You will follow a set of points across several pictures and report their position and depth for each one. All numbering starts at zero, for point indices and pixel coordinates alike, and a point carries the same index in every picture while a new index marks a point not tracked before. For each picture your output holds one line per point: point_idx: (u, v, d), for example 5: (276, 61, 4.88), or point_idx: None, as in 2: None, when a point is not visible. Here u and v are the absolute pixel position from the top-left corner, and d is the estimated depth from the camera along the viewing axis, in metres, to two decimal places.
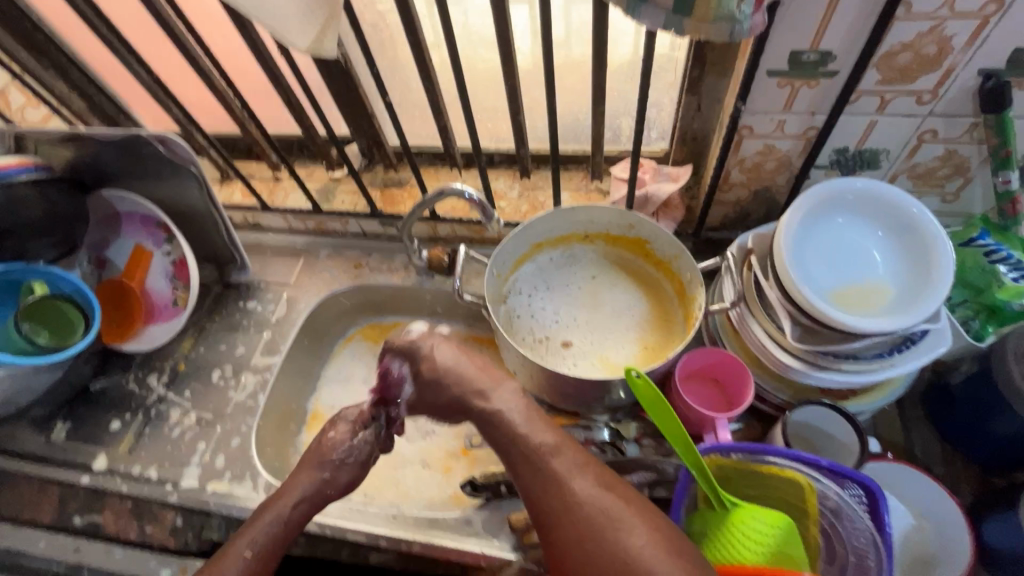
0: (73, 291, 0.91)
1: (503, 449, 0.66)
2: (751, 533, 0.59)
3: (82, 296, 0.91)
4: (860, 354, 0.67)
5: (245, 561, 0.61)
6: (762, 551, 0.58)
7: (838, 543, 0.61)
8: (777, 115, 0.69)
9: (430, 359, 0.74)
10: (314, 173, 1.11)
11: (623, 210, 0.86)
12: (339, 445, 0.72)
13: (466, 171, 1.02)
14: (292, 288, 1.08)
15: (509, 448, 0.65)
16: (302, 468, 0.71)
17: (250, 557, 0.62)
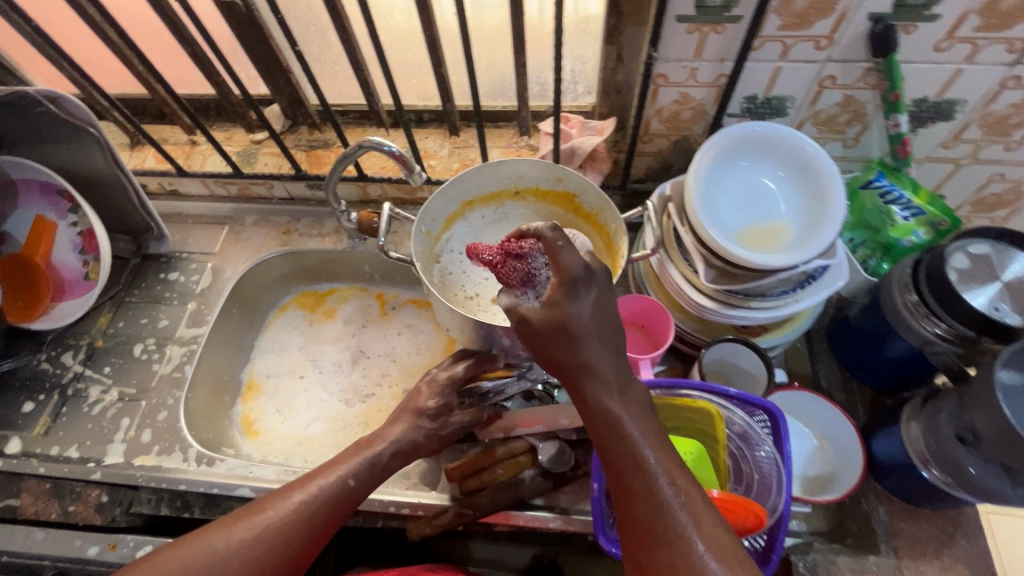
0: None
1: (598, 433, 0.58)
2: None
3: None
4: (768, 292, 0.71)
5: (293, 500, 0.63)
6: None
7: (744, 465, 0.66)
8: (689, 63, 0.70)
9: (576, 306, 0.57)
10: (234, 135, 1.06)
11: (550, 164, 0.87)
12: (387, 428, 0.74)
13: (393, 130, 1.00)
14: (217, 257, 1.03)
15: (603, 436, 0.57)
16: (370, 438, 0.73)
17: (298, 500, 0.64)
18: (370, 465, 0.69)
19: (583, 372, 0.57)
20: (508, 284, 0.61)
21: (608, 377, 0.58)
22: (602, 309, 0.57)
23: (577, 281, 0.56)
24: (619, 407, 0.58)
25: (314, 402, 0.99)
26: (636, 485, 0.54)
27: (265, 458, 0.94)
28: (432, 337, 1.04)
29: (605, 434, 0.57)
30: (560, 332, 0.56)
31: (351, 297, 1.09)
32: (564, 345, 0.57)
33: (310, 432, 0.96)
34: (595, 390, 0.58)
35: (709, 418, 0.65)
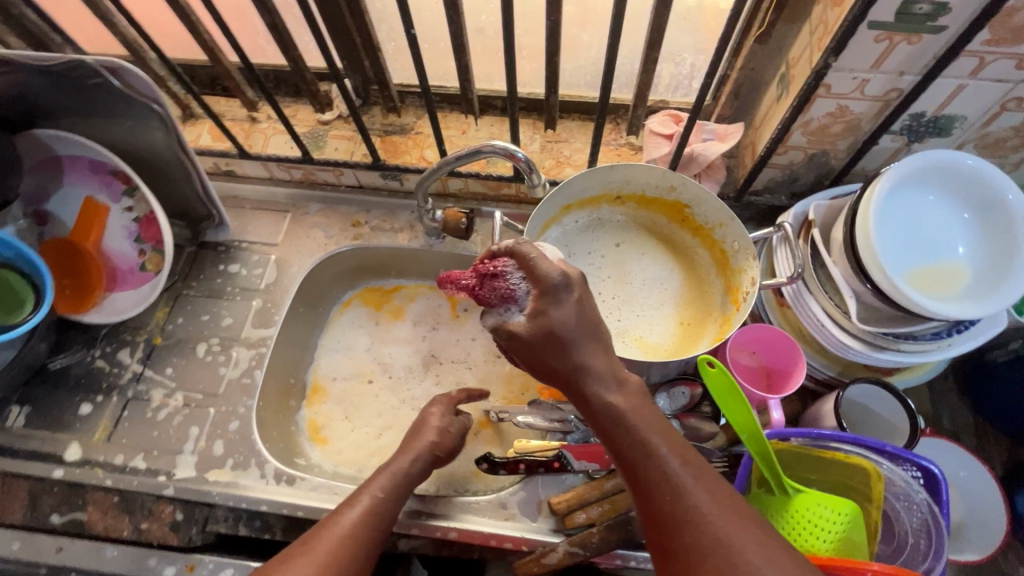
0: (15, 256, 0.76)
1: (602, 434, 0.52)
2: (817, 518, 0.59)
3: (26, 262, 0.77)
4: (918, 335, 0.65)
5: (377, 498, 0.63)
6: (828, 537, 0.58)
7: (896, 525, 0.62)
8: (862, 74, 0.62)
9: (546, 315, 0.52)
10: (299, 113, 0.96)
11: (666, 170, 0.79)
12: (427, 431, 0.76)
13: (481, 119, 0.92)
14: (280, 248, 0.95)
15: (607, 434, 0.52)
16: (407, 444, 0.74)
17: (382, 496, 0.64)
18: (399, 479, 0.68)
19: (579, 371, 0.52)
20: (488, 304, 0.57)
21: (603, 373, 0.53)
22: (589, 308, 0.53)
23: (558, 290, 0.53)
24: (623, 402, 0.52)
25: (385, 409, 0.93)
26: (654, 484, 0.48)
27: (337, 468, 0.88)
28: None
29: (612, 434, 0.51)
30: (549, 339, 0.52)
31: (419, 296, 1.02)
32: (554, 351, 0.52)
33: (382, 442, 0.90)
34: (594, 388, 0.52)
35: (863, 475, 0.61)
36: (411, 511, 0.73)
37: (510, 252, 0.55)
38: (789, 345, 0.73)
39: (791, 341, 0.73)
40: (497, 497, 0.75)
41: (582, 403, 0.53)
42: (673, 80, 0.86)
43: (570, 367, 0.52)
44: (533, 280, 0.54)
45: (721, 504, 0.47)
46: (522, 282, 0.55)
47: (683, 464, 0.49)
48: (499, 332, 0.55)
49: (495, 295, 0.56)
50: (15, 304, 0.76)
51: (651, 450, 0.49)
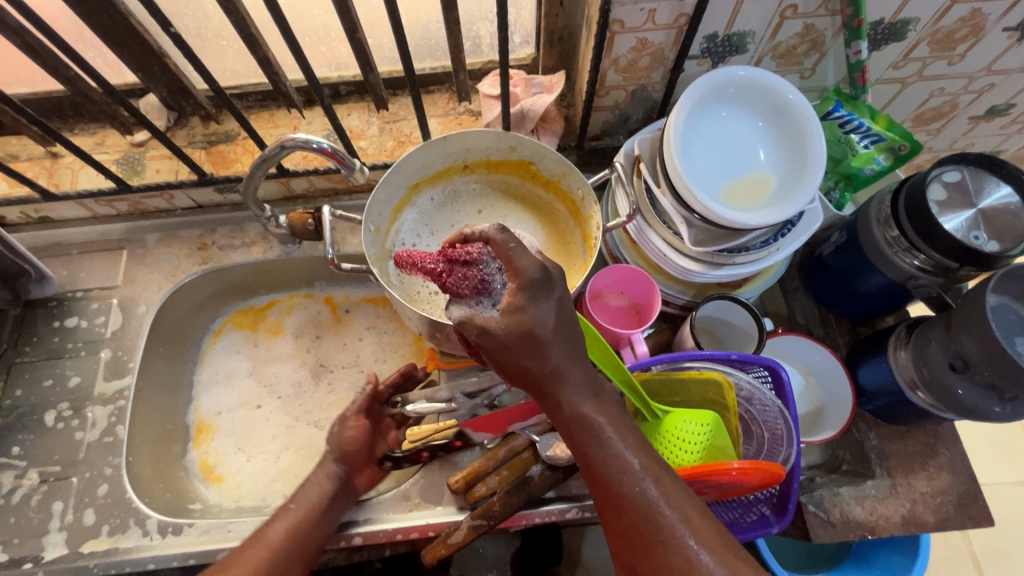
0: None
1: (573, 443, 0.54)
2: (683, 435, 0.62)
3: None
4: (749, 246, 0.68)
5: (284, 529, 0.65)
6: (695, 449, 0.61)
7: (753, 423, 0.68)
8: (646, 5, 0.63)
9: (524, 311, 0.50)
10: (107, 139, 0.87)
11: (500, 131, 0.78)
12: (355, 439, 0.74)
13: (309, 112, 0.87)
14: (123, 289, 0.87)
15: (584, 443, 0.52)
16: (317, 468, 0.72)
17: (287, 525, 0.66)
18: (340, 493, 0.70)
19: (554, 377, 0.52)
20: (458, 294, 0.54)
21: (578, 383, 0.53)
22: (567, 315, 0.53)
23: (537, 286, 0.51)
24: (599, 412, 0.53)
25: (280, 431, 0.89)
26: (621, 488, 0.51)
27: (239, 503, 0.84)
28: (398, 336, 0.96)
29: (579, 437, 0.53)
30: (525, 339, 0.51)
31: (295, 307, 0.98)
32: (531, 353, 0.51)
33: (283, 464, 0.87)
34: (567, 393, 0.53)
35: (716, 387, 0.64)
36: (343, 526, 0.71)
37: (484, 241, 0.54)
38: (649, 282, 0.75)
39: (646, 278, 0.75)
40: (399, 489, 0.74)
41: (554, 412, 0.54)
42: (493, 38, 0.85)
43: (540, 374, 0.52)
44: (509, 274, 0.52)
45: (684, 513, 0.50)
46: (496, 274, 0.54)
47: (650, 473, 0.51)
48: (468, 326, 0.52)
49: (467, 284, 0.54)
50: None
51: (623, 462, 0.51)
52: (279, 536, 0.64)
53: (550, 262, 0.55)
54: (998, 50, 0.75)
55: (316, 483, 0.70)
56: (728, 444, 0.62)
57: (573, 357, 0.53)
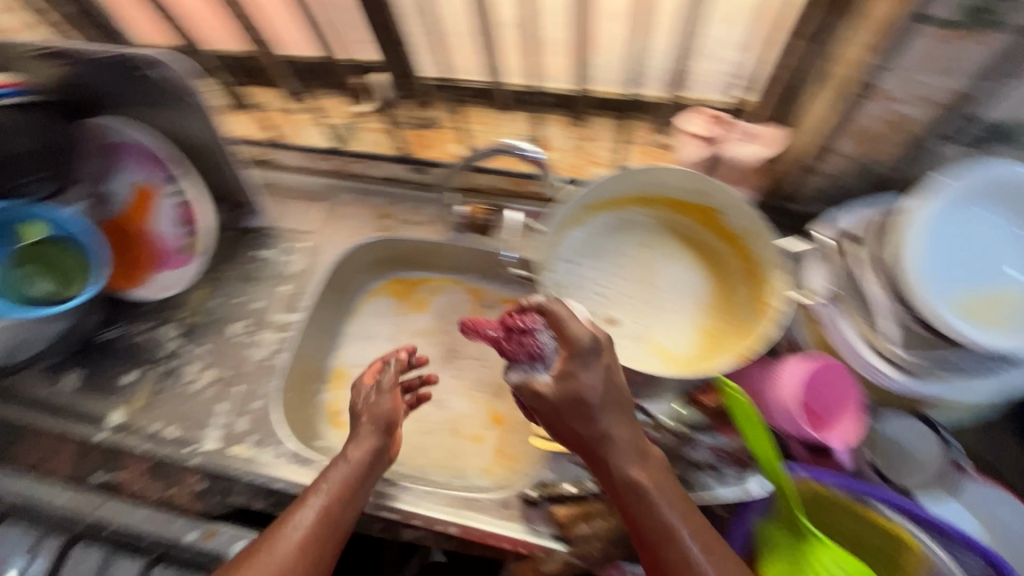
0: (68, 238, 0.83)
1: (623, 505, 0.60)
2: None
3: (78, 245, 0.83)
4: (967, 366, 0.59)
5: (314, 501, 0.64)
6: None
7: None
8: (916, 74, 0.59)
9: (573, 377, 0.60)
10: (337, 105, 0.99)
11: (697, 173, 0.76)
12: (381, 407, 0.74)
13: (511, 115, 0.91)
14: (313, 236, 0.98)
15: (636, 506, 0.58)
16: (364, 435, 0.71)
17: (322, 495, 0.65)
18: (370, 470, 0.69)
19: (603, 442, 0.60)
20: (516, 360, 0.65)
21: (626, 448, 0.60)
22: (616, 382, 0.62)
23: (587, 354, 0.60)
24: (643, 475, 0.59)
25: None
26: (667, 552, 0.56)
27: None
28: None
29: (628, 498, 0.59)
30: (575, 403, 0.60)
31: (442, 290, 1.03)
32: (579, 418, 0.60)
33: None
34: (617, 459, 0.60)
35: (896, 546, 0.56)
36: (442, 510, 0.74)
37: (539, 313, 0.64)
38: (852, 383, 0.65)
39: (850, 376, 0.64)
40: (503, 495, 0.75)
41: (602, 472, 0.61)
42: (714, 78, 0.81)
43: (592, 438, 0.60)
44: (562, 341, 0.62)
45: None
46: (550, 342, 0.64)
47: (698, 539, 0.56)
48: (524, 388, 0.62)
49: (526, 350, 0.64)
50: (69, 281, 0.83)
51: (669, 527, 0.57)
52: (311, 522, 0.62)
53: (602, 332, 0.63)
54: None
55: (344, 463, 0.68)
56: None
57: (622, 423, 0.61)
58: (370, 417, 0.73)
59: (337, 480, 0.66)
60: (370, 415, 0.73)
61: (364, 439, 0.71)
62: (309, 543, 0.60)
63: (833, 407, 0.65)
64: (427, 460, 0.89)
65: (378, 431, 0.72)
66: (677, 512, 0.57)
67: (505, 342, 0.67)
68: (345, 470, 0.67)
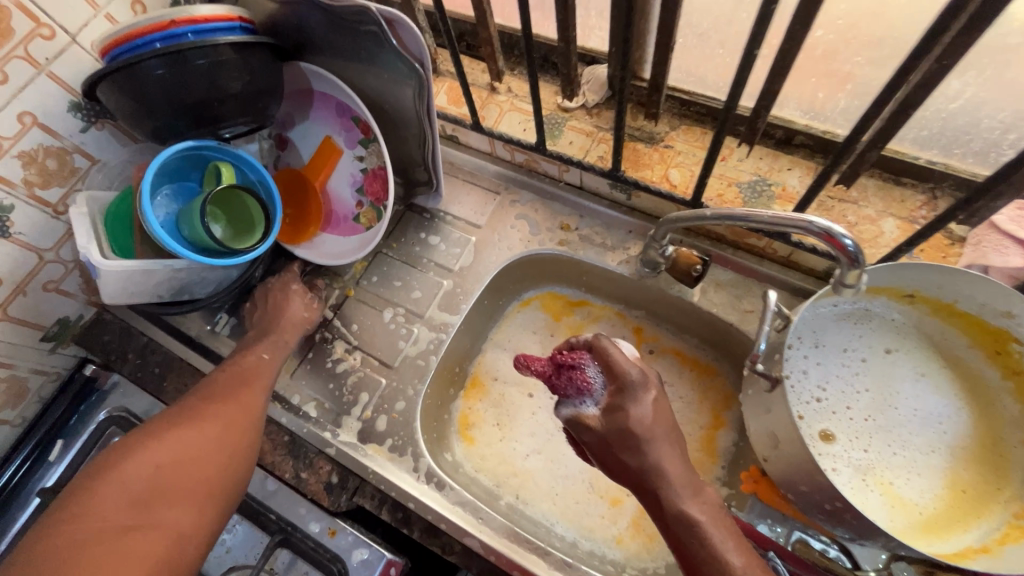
0: (257, 181, 0.83)
1: (681, 549, 0.54)
2: None
3: (265, 189, 0.83)
4: None
5: (255, 363, 0.74)
6: None
7: None
8: None
9: (622, 411, 0.59)
10: (543, 93, 0.87)
11: (1016, 293, 0.57)
12: (294, 307, 0.81)
13: (753, 150, 0.75)
14: (482, 232, 0.90)
15: (692, 547, 0.53)
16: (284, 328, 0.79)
17: (261, 363, 0.75)
18: (277, 350, 0.77)
19: (654, 476, 0.56)
20: (566, 396, 0.65)
21: (681, 481, 0.56)
22: (664, 411, 0.59)
23: (632, 386, 0.60)
24: (699, 510, 0.55)
25: (538, 432, 0.86)
26: None
27: (477, 475, 0.84)
28: (693, 410, 0.83)
29: (672, 528, 0.55)
30: (620, 434, 0.58)
31: (602, 318, 0.92)
32: (627, 449, 0.57)
33: (527, 465, 0.84)
34: (670, 494, 0.55)
35: None
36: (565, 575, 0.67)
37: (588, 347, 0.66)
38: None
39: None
40: None
41: (659, 513, 0.56)
42: None
43: (640, 473, 0.57)
44: (612, 376, 0.62)
45: None
46: (599, 377, 0.63)
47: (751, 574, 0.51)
48: (576, 423, 0.62)
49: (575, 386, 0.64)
50: (245, 231, 0.81)
51: (724, 562, 0.52)
52: (240, 393, 0.71)
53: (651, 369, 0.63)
54: None
55: (272, 337, 0.78)
56: None
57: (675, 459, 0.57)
58: (292, 312, 0.81)
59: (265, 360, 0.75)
60: (302, 312, 0.81)
61: (289, 320, 0.80)
62: (246, 396, 0.71)
63: None
64: (554, 508, 0.81)
65: (290, 325, 0.80)
66: (733, 551, 0.52)
67: (552, 377, 0.67)
68: (274, 343, 0.77)
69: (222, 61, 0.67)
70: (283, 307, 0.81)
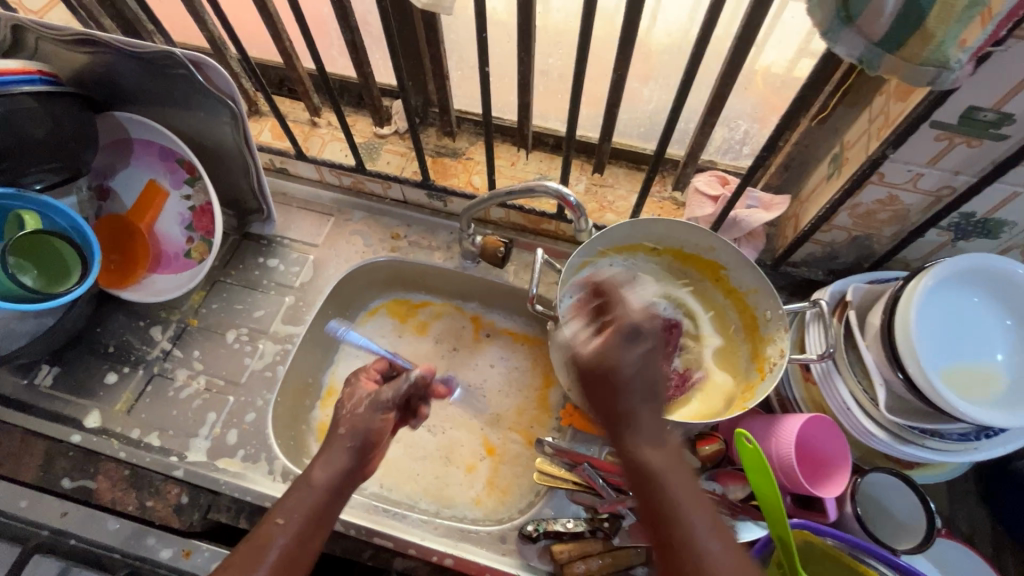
0: (69, 227, 0.80)
1: (636, 487, 0.50)
2: None
3: (79, 233, 0.80)
4: (945, 433, 0.64)
5: (279, 529, 0.57)
6: None
7: None
8: (917, 168, 0.63)
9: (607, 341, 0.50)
10: (359, 123, 0.99)
11: (708, 231, 0.79)
12: (362, 404, 0.67)
13: (532, 154, 0.94)
14: (319, 250, 0.97)
15: (647, 493, 0.49)
16: (331, 443, 0.65)
17: (283, 524, 0.58)
18: (333, 484, 0.62)
19: (631, 421, 0.50)
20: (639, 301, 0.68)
21: (649, 427, 0.50)
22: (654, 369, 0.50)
23: (632, 329, 0.50)
24: (659, 457, 0.50)
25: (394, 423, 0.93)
26: (678, 538, 0.48)
27: None
28: (526, 374, 0.96)
29: (646, 489, 0.49)
30: (606, 374, 0.49)
31: (443, 313, 1.02)
32: (614, 390, 0.49)
33: (388, 454, 0.90)
34: (634, 440, 0.50)
35: None
36: (412, 531, 0.74)
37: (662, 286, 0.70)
38: (846, 445, 0.68)
39: (842, 436, 0.67)
40: (499, 529, 0.75)
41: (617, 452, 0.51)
42: (724, 143, 0.87)
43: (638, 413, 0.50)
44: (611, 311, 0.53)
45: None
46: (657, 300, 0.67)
47: (712, 528, 0.48)
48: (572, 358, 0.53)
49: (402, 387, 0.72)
50: (64, 273, 0.80)
51: (684, 520, 0.48)
52: (284, 552, 0.57)
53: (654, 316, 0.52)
54: None
55: (308, 487, 0.61)
56: None
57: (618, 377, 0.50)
58: (335, 442, 0.64)
59: (299, 514, 0.59)
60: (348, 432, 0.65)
61: (328, 455, 0.63)
62: (292, 563, 0.57)
63: (828, 461, 0.68)
64: (416, 487, 0.88)
65: (351, 436, 0.64)
66: (693, 505, 0.49)
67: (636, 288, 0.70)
68: (312, 496, 0.60)
69: (21, 110, 0.68)
70: (327, 444, 0.65)
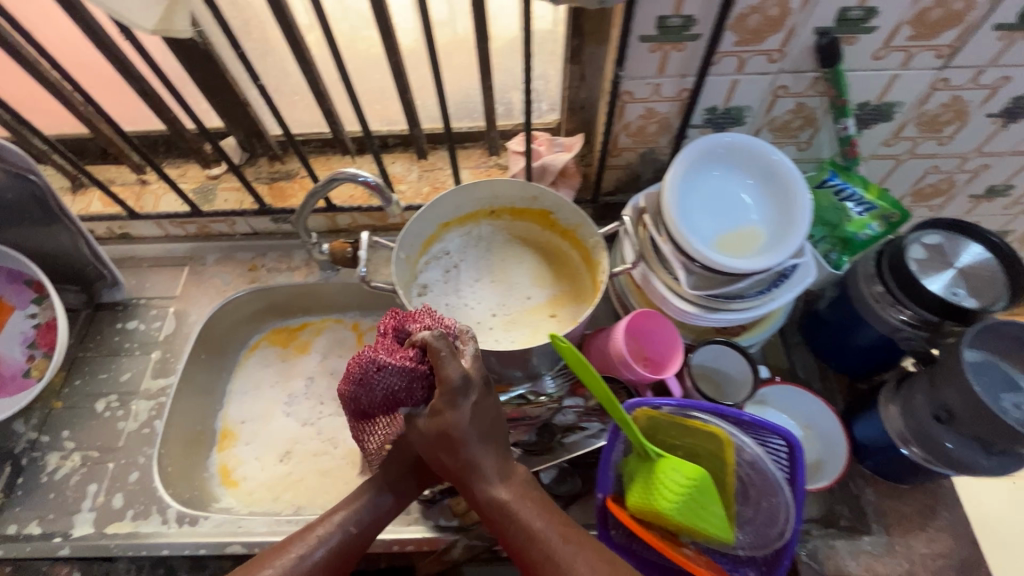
0: None
1: (489, 510, 0.59)
2: (668, 483, 0.61)
3: None
4: (745, 294, 0.74)
5: None
6: (674, 499, 0.60)
7: (752, 488, 0.66)
8: (653, 80, 0.73)
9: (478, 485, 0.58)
10: (189, 172, 1.01)
11: (524, 182, 0.86)
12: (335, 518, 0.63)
13: (359, 157, 0.99)
14: (178, 301, 0.98)
15: (493, 505, 0.58)
16: (292, 542, 0.60)
17: None
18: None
19: (470, 468, 0.58)
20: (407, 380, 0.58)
21: (489, 470, 0.59)
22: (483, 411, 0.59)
23: (455, 392, 0.55)
24: (506, 490, 0.59)
25: (291, 443, 0.93)
26: (526, 549, 0.56)
27: (248, 509, 0.87)
28: None
29: (496, 516, 0.58)
30: (442, 437, 0.57)
31: (325, 329, 1.04)
32: (445, 449, 0.58)
33: (293, 478, 0.89)
34: (482, 481, 0.59)
35: (717, 442, 0.65)
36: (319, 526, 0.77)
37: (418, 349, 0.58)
38: (673, 328, 0.76)
39: (666, 321, 0.76)
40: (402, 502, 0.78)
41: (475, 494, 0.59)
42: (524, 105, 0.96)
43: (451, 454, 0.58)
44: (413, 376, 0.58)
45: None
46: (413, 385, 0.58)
47: (558, 536, 0.56)
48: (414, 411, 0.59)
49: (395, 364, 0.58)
50: None
51: (528, 526, 0.57)
52: None
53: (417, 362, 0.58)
54: (987, 133, 0.82)
55: None
56: (713, 501, 0.62)
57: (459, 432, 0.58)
58: (278, 560, 0.58)
59: None
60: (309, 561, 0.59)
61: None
62: None
63: (663, 350, 0.76)
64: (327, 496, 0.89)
65: (316, 539, 0.61)
66: (537, 516, 0.58)
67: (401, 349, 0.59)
68: None
69: None
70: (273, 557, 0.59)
